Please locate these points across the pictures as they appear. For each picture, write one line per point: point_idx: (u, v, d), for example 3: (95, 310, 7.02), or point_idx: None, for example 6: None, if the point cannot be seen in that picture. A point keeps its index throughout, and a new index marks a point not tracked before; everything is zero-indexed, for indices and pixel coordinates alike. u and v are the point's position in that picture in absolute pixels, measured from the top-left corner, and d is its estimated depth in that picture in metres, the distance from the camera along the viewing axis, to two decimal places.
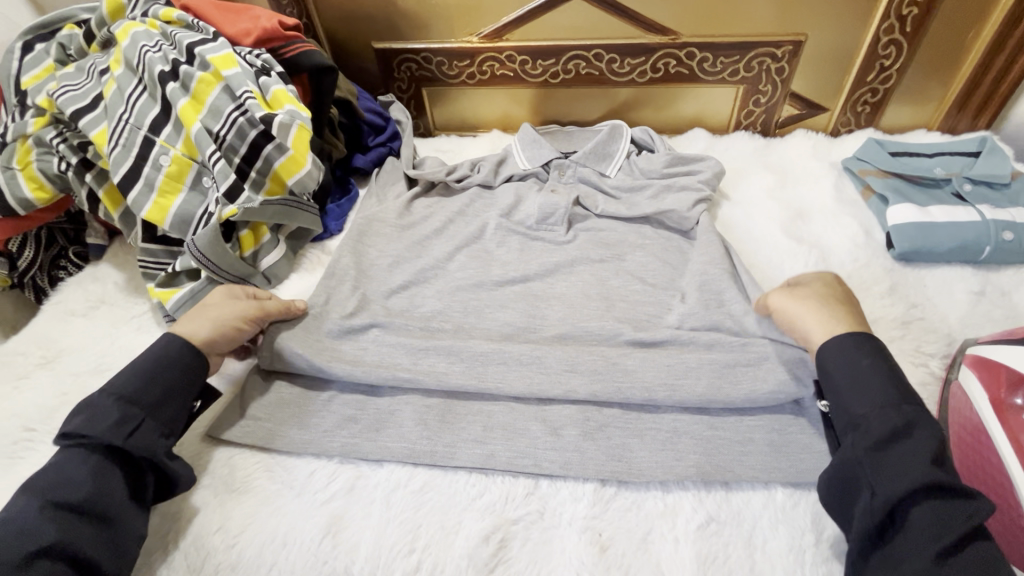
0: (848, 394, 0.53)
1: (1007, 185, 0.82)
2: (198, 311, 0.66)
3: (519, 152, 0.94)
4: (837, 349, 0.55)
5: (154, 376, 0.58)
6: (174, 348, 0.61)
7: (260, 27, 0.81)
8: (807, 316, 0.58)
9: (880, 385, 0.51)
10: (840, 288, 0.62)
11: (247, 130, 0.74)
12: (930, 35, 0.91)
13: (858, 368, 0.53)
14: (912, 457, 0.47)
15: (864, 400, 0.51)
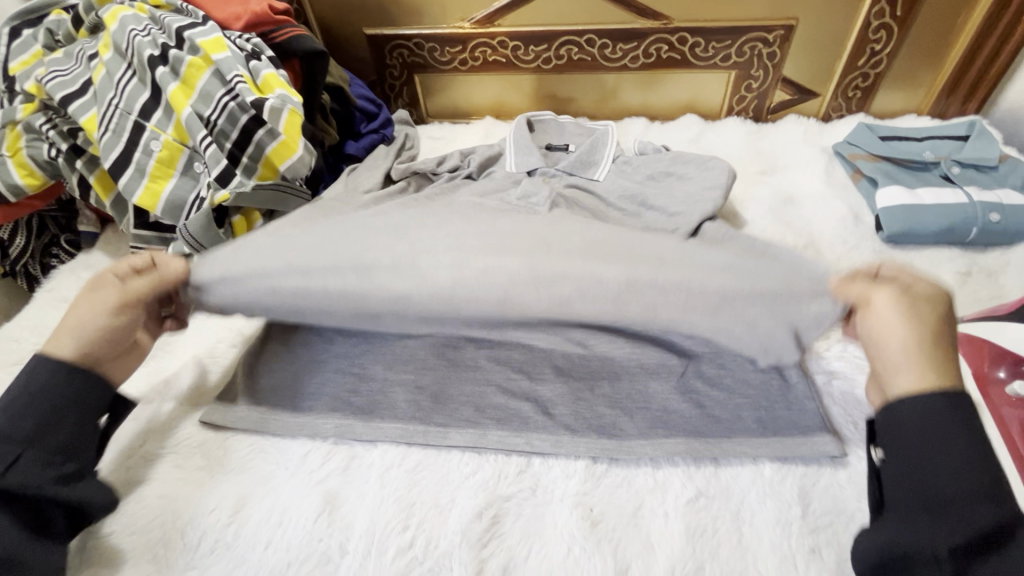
0: (930, 465, 0.43)
1: (995, 168, 0.83)
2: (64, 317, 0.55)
3: (510, 153, 0.92)
4: (919, 402, 0.46)
5: (22, 409, 0.50)
6: (40, 377, 0.52)
7: (250, 11, 0.81)
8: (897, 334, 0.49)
9: (974, 466, 0.42)
10: (953, 315, 0.50)
11: (238, 115, 0.74)
12: (920, 20, 0.92)
13: (945, 432, 0.44)
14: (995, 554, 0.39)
15: (950, 479, 0.42)
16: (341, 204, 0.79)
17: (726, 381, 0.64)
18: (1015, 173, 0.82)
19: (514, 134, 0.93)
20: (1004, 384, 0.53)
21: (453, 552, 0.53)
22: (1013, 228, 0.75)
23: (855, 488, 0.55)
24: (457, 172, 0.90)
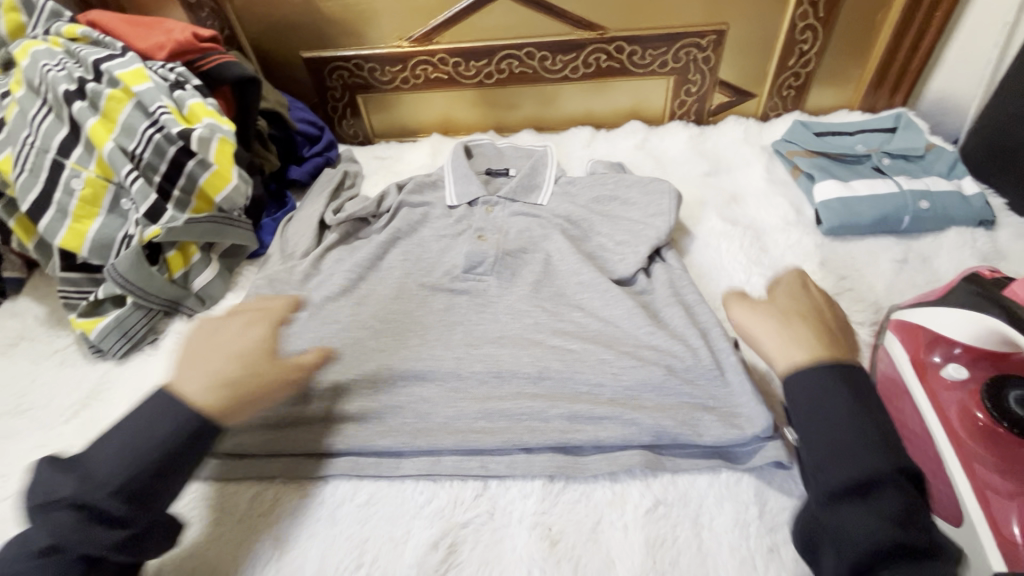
0: (832, 429, 0.45)
1: (922, 156, 0.87)
2: (206, 355, 0.53)
3: (449, 183, 0.91)
4: (803, 380, 0.48)
5: (145, 460, 0.47)
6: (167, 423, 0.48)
7: (173, 40, 0.77)
8: (764, 333, 0.54)
9: (861, 421, 0.44)
10: (806, 294, 0.58)
11: (165, 146, 0.72)
12: (841, 20, 0.96)
13: (832, 396, 0.46)
14: (868, 514, 0.40)
15: (852, 438, 0.44)
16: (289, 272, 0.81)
17: None
18: (940, 160, 0.86)
19: (452, 164, 0.94)
20: (939, 369, 0.54)
21: None
22: (943, 214, 0.78)
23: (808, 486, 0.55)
24: (395, 204, 0.90)
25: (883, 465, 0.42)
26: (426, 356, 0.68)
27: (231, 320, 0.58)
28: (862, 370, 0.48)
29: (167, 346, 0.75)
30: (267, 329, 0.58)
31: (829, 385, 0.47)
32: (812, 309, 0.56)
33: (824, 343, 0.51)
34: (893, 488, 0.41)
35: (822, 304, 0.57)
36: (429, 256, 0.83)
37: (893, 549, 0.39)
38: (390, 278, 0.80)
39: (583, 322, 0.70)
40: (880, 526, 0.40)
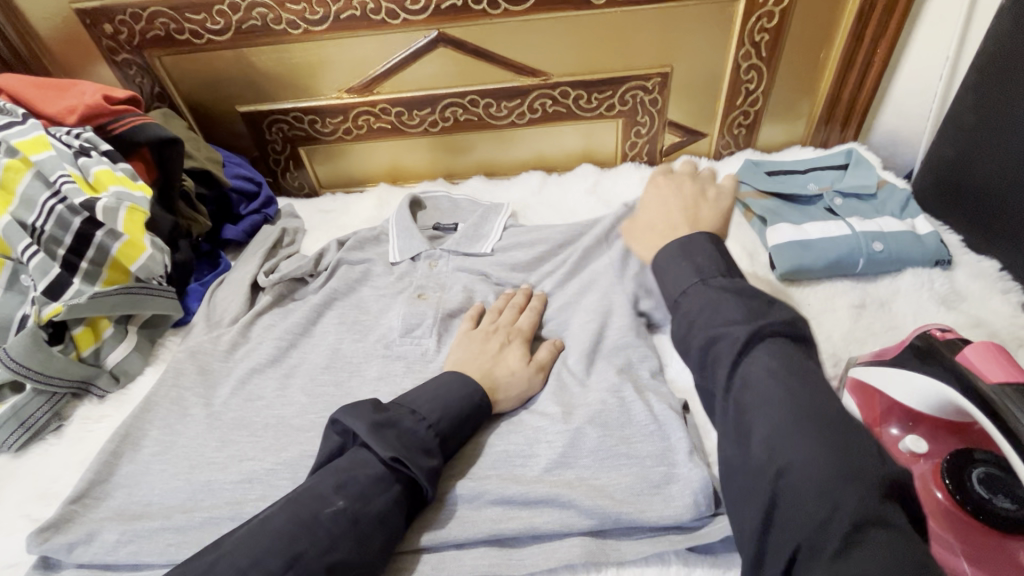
0: (676, 252, 0.52)
1: (874, 195, 0.85)
2: (471, 355, 0.66)
3: (391, 238, 0.87)
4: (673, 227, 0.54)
5: (464, 420, 0.58)
6: (457, 388, 0.60)
7: (83, 104, 0.73)
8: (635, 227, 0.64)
9: (694, 244, 0.51)
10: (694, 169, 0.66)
11: (69, 219, 0.67)
12: (785, 58, 0.95)
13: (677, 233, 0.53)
14: (703, 301, 0.47)
15: (681, 260, 0.50)
16: (212, 346, 0.75)
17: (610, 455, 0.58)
18: (893, 199, 0.83)
19: (395, 217, 0.89)
20: (898, 441, 0.52)
21: None
22: (898, 256, 0.75)
23: None
24: (333, 261, 0.85)
25: (694, 270, 0.49)
26: None
27: (488, 335, 0.69)
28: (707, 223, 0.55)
29: (69, 436, 0.68)
30: (521, 341, 0.69)
31: (681, 239, 0.52)
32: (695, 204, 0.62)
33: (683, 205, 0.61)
34: (719, 289, 0.47)
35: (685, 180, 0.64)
36: (366, 319, 0.78)
37: (715, 324, 0.45)
38: (322, 344, 0.75)
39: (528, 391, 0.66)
40: (710, 316, 0.45)
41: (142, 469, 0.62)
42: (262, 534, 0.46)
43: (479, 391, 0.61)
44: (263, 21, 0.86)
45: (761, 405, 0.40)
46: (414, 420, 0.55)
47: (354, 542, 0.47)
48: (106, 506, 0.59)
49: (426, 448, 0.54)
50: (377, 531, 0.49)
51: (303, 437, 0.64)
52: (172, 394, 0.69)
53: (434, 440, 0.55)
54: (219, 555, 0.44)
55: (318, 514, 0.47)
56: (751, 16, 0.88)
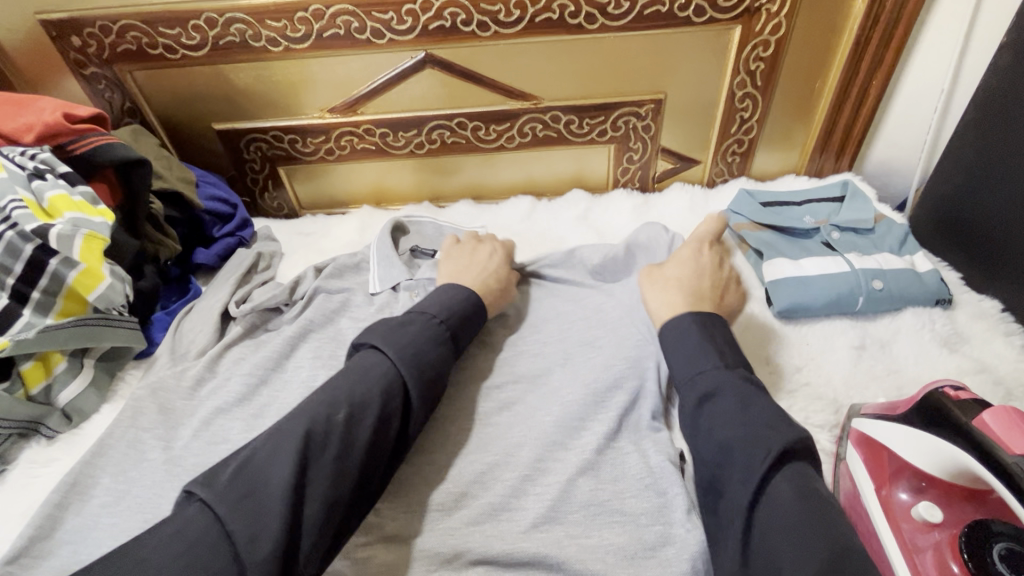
0: (693, 356, 0.57)
1: (872, 229, 0.82)
2: (462, 266, 0.74)
3: (372, 266, 0.83)
4: (682, 321, 0.61)
5: (466, 320, 0.65)
6: (457, 291, 0.67)
7: (42, 121, 0.68)
8: (660, 287, 0.69)
9: (705, 353, 0.57)
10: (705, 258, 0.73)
11: (19, 245, 0.62)
12: (780, 87, 0.93)
13: (689, 338, 0.59)
14: (724, 415, 0.51)
15: (695, 367, 0.56)
16: (175, 382, 0.69)
17: (602, 511, 0.54)
18: (891, 234, 0.81)
19: (378, 243, 0.85)
20: (909, 508, 0.50)
21: None
22: (898, 294, 0.73)
23: None
24: (311, 289, 0.80)
25: (715, 370, 0.55)
26: None
27: (476, 249, 0.78)
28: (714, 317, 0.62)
29: (12, 483, 0.62)
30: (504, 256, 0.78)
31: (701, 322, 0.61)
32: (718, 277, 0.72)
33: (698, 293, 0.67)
34: (753, 393, 0.52)
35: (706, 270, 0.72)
36: (343, 352, 0.73)
37: (746, 434, 0.48)
38: (294, 381, 0.70)
39: (513, 437, 0.61)
40: (743, 421, 0.49)
41: (89, 521, 0.57)
42: (280, 439, 0.48)
43: (473, 291, 0.68)
44: (242, 38, 0.82)
45: (789, 532, 0.42)
46: (425, 317, 0.62)
47: (371, 448, 0.50)
48: (47, 566, 0.54)
49: (439, 338, 0.60)
50: (388, 439, 0.52)
51: None
52: (128, 435, 0.64)
53: (447, 333, 0.62)
54: (244, 460, 0.46)
55: (331, 414, 0.49)
56: (747, 44, 0.86)
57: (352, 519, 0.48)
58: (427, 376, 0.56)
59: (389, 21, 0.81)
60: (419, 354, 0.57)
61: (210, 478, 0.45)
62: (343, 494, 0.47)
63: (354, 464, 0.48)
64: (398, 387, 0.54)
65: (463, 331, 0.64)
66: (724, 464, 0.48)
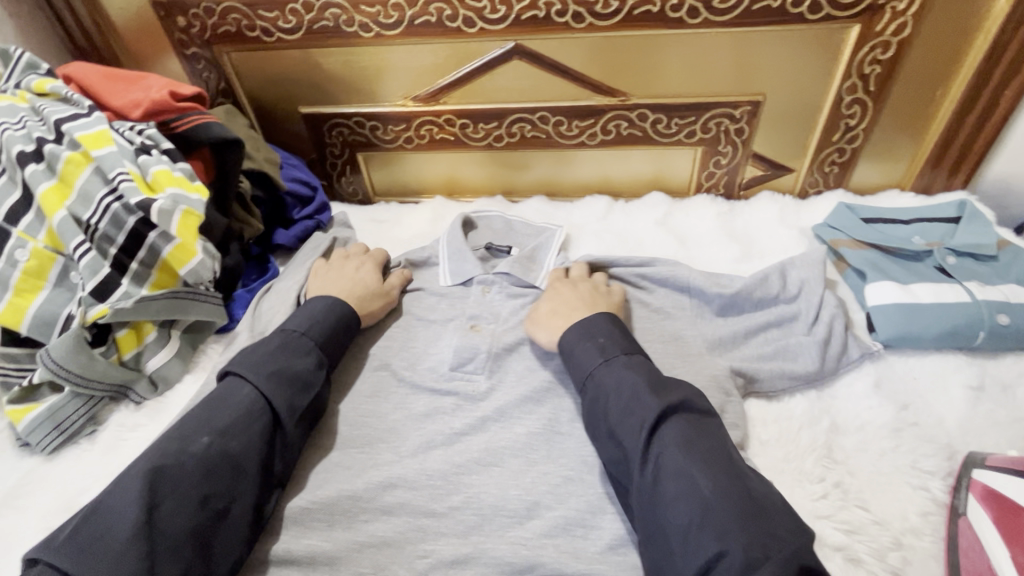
0: (581, 348, 0.60)
1: (995, 256, 0.74)
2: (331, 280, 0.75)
3: (443, 259, 0.81)
4: (582, 327, 0.62)
5: (329, 326, 0.66)
6: (319, 305, 0.68)
7: (150, 99, 0.71)
8: (548, 302, 0.69)
9: (590, 342, 0.60)
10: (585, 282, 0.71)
11: (123, 217, 0.64)
12: (895, 93, 0.85)
13: (591, 326, 0.62)
14: (611, 390, 0.55)
15: (589, 351, 0.60)
16: None
17: None
18: (1018, 263, 0.73)
19: (450, 235, 0.83)
20: None
21: None
22: None
23: None
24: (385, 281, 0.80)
25: (616, 356, 0.58)
26: (399, 490, 0.57)
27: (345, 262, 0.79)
28: (599, 321, 0.62)
29: (104, 443, 0.65)
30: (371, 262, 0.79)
31: (586, 324, 0.62)
32: (601, 298, 0.69)
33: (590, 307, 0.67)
34: (628, 370, 0.56)
35: (584, 294, 0.69)
36: (414, 342, 0.72)
37: (624, 410, 0.53)
38: (368, 369, 0.70)
39: (590, 450, 0.59)
40: (619, 396, 0.54)
41: None
42: (126, 483, 0.48)
43: (342, 304, 0.69)
44: (335, 22, 0.83)
45: (679, 494, 0.47)
46: (288, 331, 0.63)
47: (228, 471, 0.51)
48: None
49: (305, 349, 0.62)
50: (253, 462, 0.53)
51: (343, 475, 0.59)
52: None
53: (312, 343, 0.63)
54: (87, 513, 0.47)
55: (183, 450, 0.51)
56: (863, 45, 0.79)
57: (239, 532, 0.50)
58: (300, 387, 0.59)
59: (482, 10, 0.79)
60: (284, 369, 0.59)
61: (67, 548, 0.44)
62: (210, 486, 0.50)
63: (212, 474, 0.50)
64: (263, 406, 0.56)
65: (335, 340, 0.66)
66: (619, 446, 0.53)
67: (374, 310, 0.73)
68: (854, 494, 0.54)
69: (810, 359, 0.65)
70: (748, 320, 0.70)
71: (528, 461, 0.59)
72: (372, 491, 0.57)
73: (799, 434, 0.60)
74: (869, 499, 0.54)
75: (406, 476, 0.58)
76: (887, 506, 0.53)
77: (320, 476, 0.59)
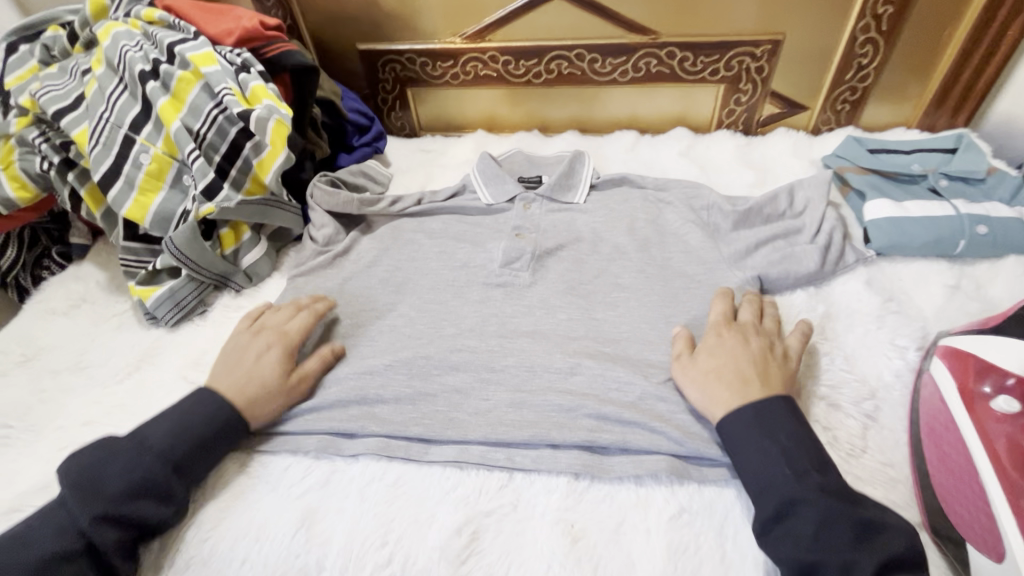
0: (757, 451, 0.52)
1: (982, 180, 0.83)
2: (233, 358, 0.66)
3: (481, 188, 0.91)
4: (761, 412, 0.54)
5: (184, 434, 0.58)
6: (198, 406, 0.61)
7: (242, 27, 0.82)
8: (701, 368, 0.60)
9: (762, 446, 0.52)
10: (755, 339, 0.62)
11: (227, 128, 0.75)
12: (907, 33, 0.92)
13: (771, 423, 0.54)
14: (802, 525, 0.47)
15: (775, 461, 0.51)
16: (334, 257, 0.83)
17: None
18: (1003, 185, 0.82)
19: (480, 168, 0.93)
20: (989, 400, 0.53)
21: (431, 568, 0.52)
22: (1002, 241, 0.75)
23: None
24: (433, 204, 0.91)
25: (810, 474, 0.50)
26: (464, 353, 0.70)
27: (254, 338, 0.69)
28: (777, 405, 0.55)
29: (214, 318, 0.79)
30: (281, 350, 0.67)
31: (752, 420, 0.54)
32: (771, 360, 0.60)
33: (757, 375, 0.58)
34: (827, 494, 0.48)
35: (760, 355, 0.60)
36: (466, 247, 0.84)
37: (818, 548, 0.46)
38: (431, 266, 0.82)
39: (618, 328, 0.71)
40: (824, 527, 0.47)
41: None
42: None
43: (227, 410, 0.61)
44: None
45: None
46: (139, 449, 0.56)
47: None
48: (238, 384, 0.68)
49: (151, 479, 0.55)
50: None
51: (415, 342, 0.72)
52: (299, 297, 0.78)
53: (166, 468, 0.56)
54: None
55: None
56: None
57: None
58: (132, 523, 0.53)
59: None
60: (120, 509, 0.53)
61: None
62: None
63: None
64: (79, 546, 0.50)
65: (194, 462, 0.58)
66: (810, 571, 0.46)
67: (266, 387, 0.64)
68: (841, 360, 0.66)
69: (811, 262, 0.74)
70: (757, 232, 0.78)
71: (567, 337, 0.71)
72: (440, 353, 0.70)
73: (797, 319, 0.71)
74: (853, 366, 0.65)
75: (467, 350, 0.70)
76: (866, 369, 0.65)
77: (397, 342, 0.72)
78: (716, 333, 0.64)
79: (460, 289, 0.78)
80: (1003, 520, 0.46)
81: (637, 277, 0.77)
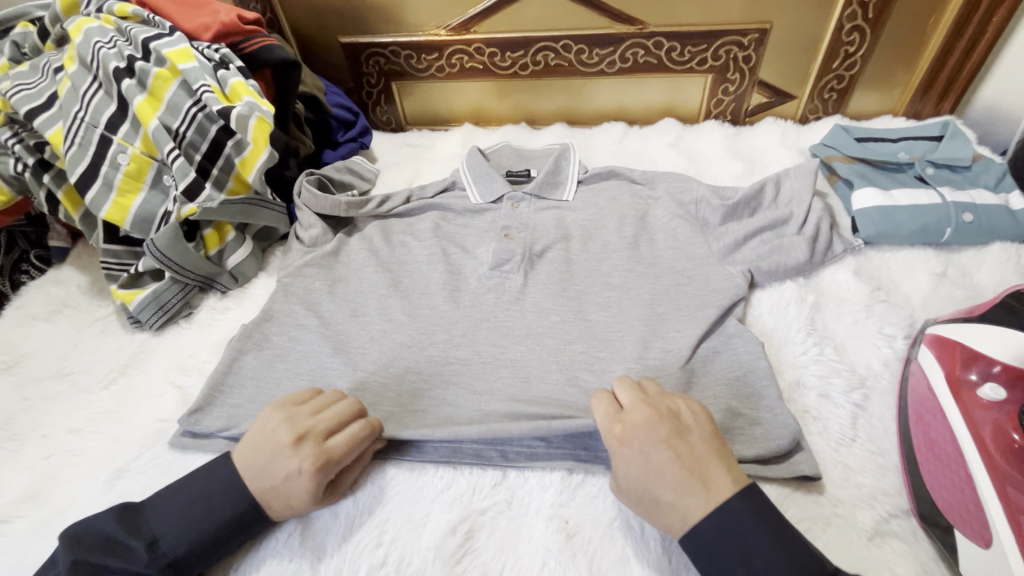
0: (736, 558, 0.46)
1: (969, 167, 0.84)
2: (258, 462, 0.54)
3: (469, 184, 0.90)
4: (723, 520, 0.47)
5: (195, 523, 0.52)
6: (213, 484, 0.54)
7: (219, 22, 0.80)
8: (637, 484, 0.50)
9: (732, 542, 0.46)
10: (654, 427, 0.52)
11: (208, 126, 0.74)
12: (893, 21, 0.92)
13: (734, 526, 0.47)
14: None
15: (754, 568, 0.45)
16: (321, 255, 0.82)
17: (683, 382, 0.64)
18: (987, 172, 0.83)
19: (467, 163, 0.92)
20: (975, 388, 0.54)
21: (426, 569, 0.52)
22: (986, 228, 0.76)
23: (832, 495, 0.55)
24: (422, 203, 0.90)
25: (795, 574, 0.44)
26: (456, 354, 0.70)
27: (292, 446, 0.54)
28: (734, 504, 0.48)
29: (200, 320, 0.78)
30: (313, 475, 0.53)
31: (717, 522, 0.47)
32: (691, 447, 0.51)
33: (691, 476, 0.49)
34: None
35: (666, 453, 0.50)
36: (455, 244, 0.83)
37: None
38: (420, 264, 0.81)
39: (610, 323, 0.71)
40: None
41: (264, 358, 0.70)
42: None
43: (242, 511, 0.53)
44: None
45: None
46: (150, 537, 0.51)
47: None
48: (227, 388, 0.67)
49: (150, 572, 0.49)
50: None
51: (406, 342, 0.71)
52: (286, 296, 0.77)
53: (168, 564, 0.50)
54: None
55: None
56: None
57: None
58: None
59: None
60: None
61: None
62: None
63: None
64: None
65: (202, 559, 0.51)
66: None
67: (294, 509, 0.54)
68: (830, 350, 0.66)
69: (801, 253, 0.74)
70: (746, 225, 0.77)
71: (558, 337, 0.70)
72: (432, 355, 0.69)
73: (787, 311, 0.71)
74: (842, 356, 0.66)
75: (458, 352, 0.70)
76: (855, 359, 0.66)
77: (387, 342, 0.71)
78: (616, 440, 0.53)
79: (450, 287, 0.77)
80: (990, 506, 0.47)
81: (628, 272, 0.76)
